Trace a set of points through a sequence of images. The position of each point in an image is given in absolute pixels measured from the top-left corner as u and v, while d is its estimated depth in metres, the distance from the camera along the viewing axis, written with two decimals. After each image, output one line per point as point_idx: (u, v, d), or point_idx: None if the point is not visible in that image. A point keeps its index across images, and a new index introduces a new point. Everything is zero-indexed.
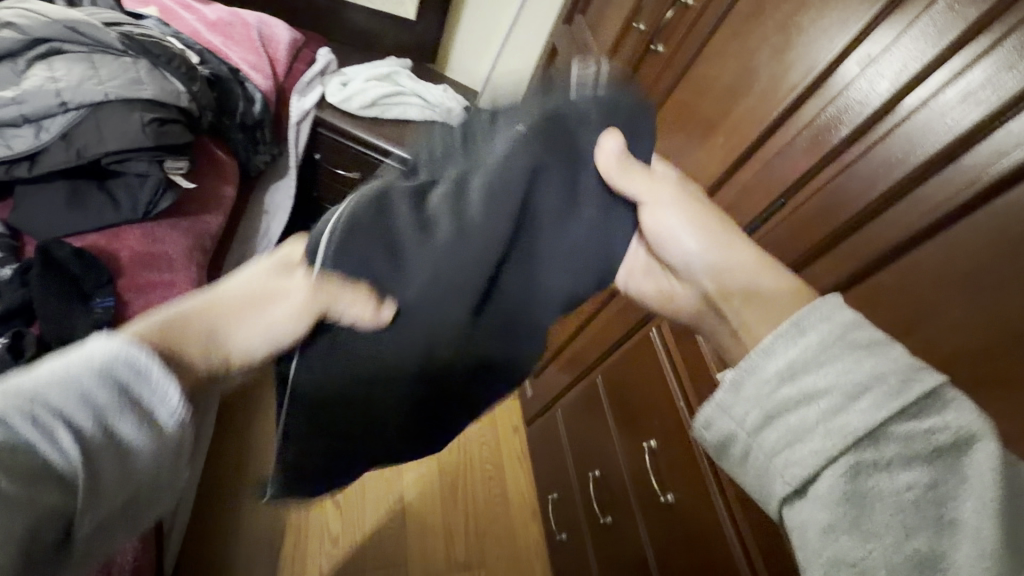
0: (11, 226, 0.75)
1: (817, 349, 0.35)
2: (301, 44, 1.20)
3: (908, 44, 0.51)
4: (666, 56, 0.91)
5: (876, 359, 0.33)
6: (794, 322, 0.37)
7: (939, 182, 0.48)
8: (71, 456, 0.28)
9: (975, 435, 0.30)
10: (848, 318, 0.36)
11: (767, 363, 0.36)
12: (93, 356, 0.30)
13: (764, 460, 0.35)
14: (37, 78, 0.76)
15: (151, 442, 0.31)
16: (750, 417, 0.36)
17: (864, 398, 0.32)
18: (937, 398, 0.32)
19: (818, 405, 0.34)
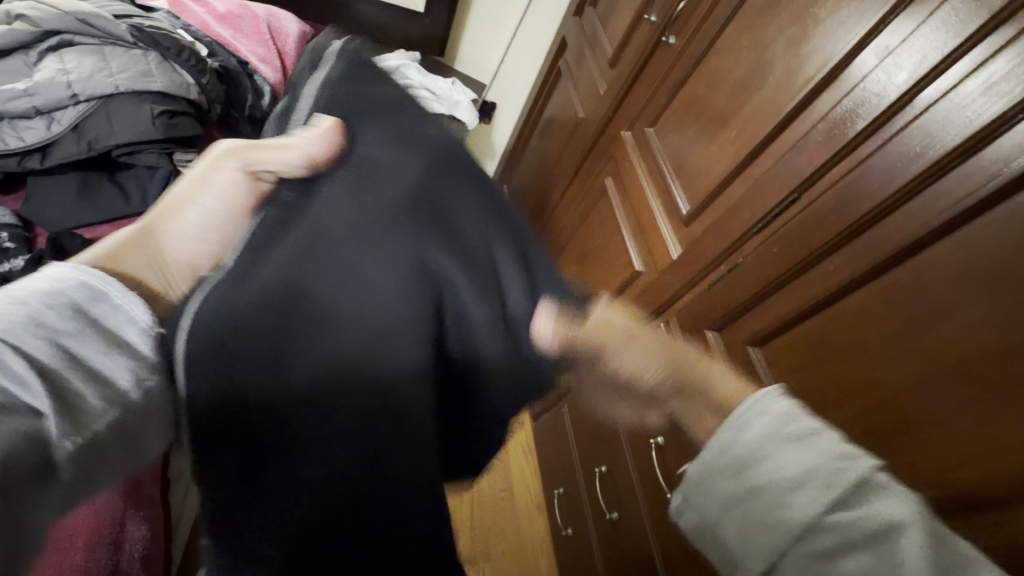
0: (23, 217, 0.75)
1: (755, 445, 0.34)
2: (310, 38, 1.19)
3: (928, 34, 0.50)
4: (677, 49, 0.90)
5: (810, 452, 0.32)
6: (734, 418, 0.36)
7: (957, 177, 0.47)
8: (31, 383, 0.25)
9: (899, 524, 0.29)
10: (783, 410, 0.34)
11: (713, 453, 0.36)
12: (36, 285, 0.28)
13: (728, 551, 0.35)
14: (48, 70, 0.77)
15: (125, 371, 0.29)
16: (709, 512, 0.36)
17: (801, 496, 0.31)
18: (869, 483, 0.31)
19: (761, 502, 0.33)
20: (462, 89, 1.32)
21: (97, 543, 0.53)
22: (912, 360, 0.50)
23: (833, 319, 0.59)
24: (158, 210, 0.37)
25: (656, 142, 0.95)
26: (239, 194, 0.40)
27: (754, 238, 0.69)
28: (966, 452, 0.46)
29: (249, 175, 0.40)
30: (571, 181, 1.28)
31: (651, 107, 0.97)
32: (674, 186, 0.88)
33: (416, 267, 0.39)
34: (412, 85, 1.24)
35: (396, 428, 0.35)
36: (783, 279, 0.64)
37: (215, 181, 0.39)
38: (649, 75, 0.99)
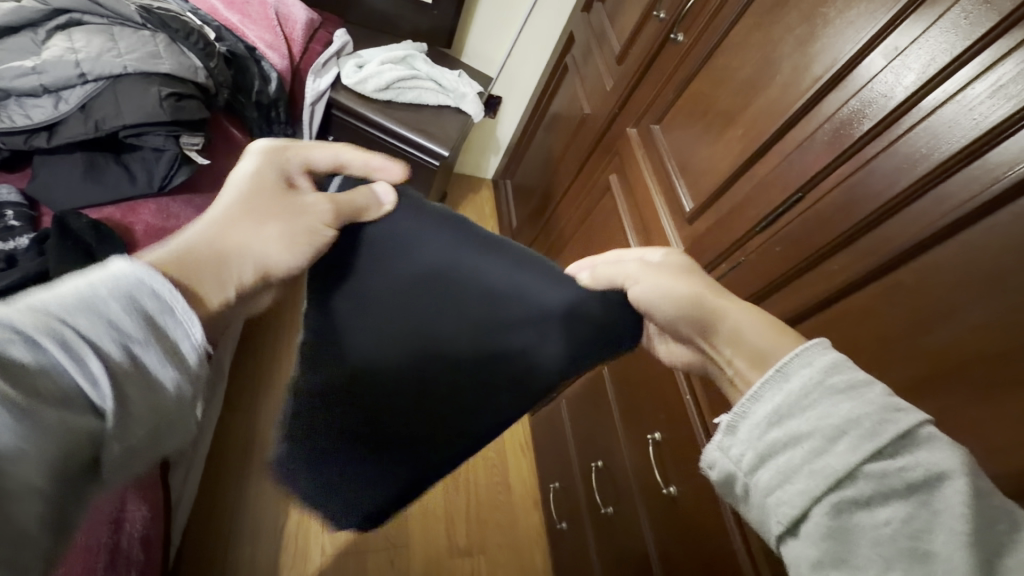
0: (29, 197, 0.76)
1: (799, 393, 0.37)
2: (318, 25, 1.18)
3: (937, 37, 0.50)
4: (686, 46, 0.89)
5: (853, 403, 0.35)
6: (779, 371, 0.39)
7: (962, 180, 0.47)
8: (102, 387, 0.27)
9: (945, 474, 0.31)
10: (826, 363, 0.38)
11: (757, 405, 0.39)
12: (114, 282, 0.30)
13: (757, 492, 0.37)
14: (56, 48, 0.76)
15: (173, 373, 0.31)
16: (745, 457, 0.38)
17: (842, 442, 0.34)
18: (912, 437, 0.33)
19: (803, 447, 0.35)
20: (468, 81, 1.31)
21: (96, 524, 0.55)
22: (913, 360, 0.51)
23: (835, 319, 0.59)
24: (225, 223, 0.42)
25: (661, 139, 0.95)
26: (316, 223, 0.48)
27: (757, 237, 0.70)
28: (970, 451, 0.46)
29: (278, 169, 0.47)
30: (575, 177, 1.28)
31: (657, 104, 0.97)
32: (678, 184, 0.88)
33: (419, 279, 0.53)
34: (419, 76, 1.23)
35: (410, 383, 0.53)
36: (787, 277, 0.64)
37: (280, 202, 0.45)
38: (656, 72, 0.98)
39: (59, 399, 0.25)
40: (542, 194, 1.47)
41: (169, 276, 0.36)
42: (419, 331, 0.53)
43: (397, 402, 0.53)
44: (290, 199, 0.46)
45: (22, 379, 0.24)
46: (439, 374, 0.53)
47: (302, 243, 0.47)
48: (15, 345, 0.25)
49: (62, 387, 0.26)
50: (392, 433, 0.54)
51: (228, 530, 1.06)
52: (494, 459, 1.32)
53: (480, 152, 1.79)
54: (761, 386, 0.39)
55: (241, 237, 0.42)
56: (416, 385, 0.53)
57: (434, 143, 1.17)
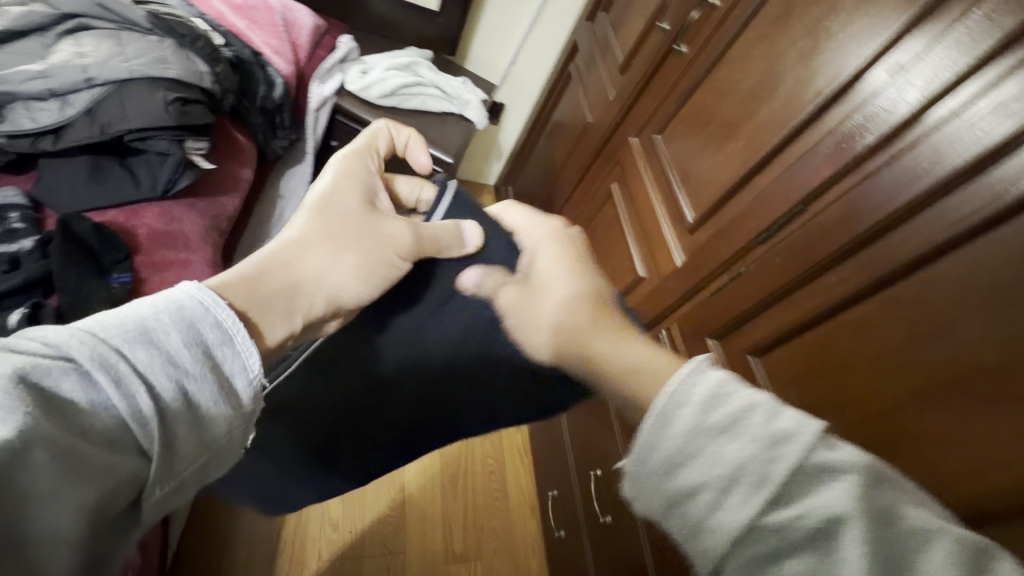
0: (33, 199, 0.76)
1: (684, 440, 0.37)
2: (324, 31, 1.19)
3: (941, 53, 0.50)
4: (690, 57, 0.90)
5: (736, 445, 0.36)
6: (660, 414, 0.38)
7: (963, 195, 0.48)
8: (149, 420, 0.29)
9: (838, 519, 0.32)
10: (702, 401, 0.38)
11: (648, 455, 0.38)
12: (181, 310, 0.33)
13: (674, 537, 0.38)
14: (65, 54, 0.78)
15: (222, 406, 0.33)
16: (654, 504, 0.38)
17: (735, 494, 0.35)
18: (803, 474, 0.34)
19: (703, 499, 0.36)
20: (472, 88, 1.32)
21: None
22: (906, 373, 0.51)
23: (832, 331, 0.59)
24: (302, 244, 0.45)
25: (664, 149, 0.96)
26: (396, 249, 0.50)
27: (758, 248, 0.70)
28: (966, 464, 0.46)
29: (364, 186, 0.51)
30: (577, 185, 1.29)
31: (660, 114, 0.98)
32: (680, 193, 0.88)
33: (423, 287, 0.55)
34: (423, 82, 1.23)
35: (402, 380, 0.55)
36: (786, 289, 0.64)
37: (365, 224, 0.49)
38: (660, 81, 0.99)
39: (99, 437, 0.28)
40: (543, 201, 1.48)
41: (244, 314, 0.38)
42: (417, 332, 0.55)
43: (386, 393, 0.56)
44: (374, 226, 0.49)
45: (67, 418, 0.27)
46: (427, 373, 0.55)
47: (379, 273, 0.49)
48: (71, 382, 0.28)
49: (105, 423, 0.28)
50: (378, 416, 0.57)
51: (224, 534, 1.06)
52: (492, 465, 1.32)
53: (483, 157, 1.80)
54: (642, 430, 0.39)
55: (312, 258, 0.45)
56: (408, 382, 0.55)
57: (438, 150, 1.18)
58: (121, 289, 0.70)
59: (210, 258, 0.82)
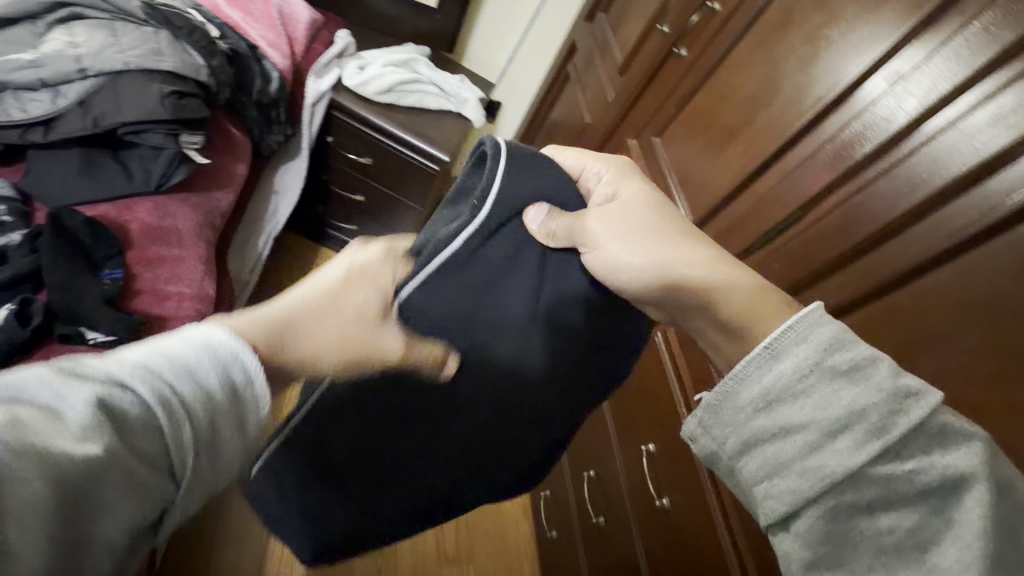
0: (22, 191, 0.74)
1: (793, 377, 0.37)
2: (320, 25, 1.18)
3: (939, 64, 0.51)
4: (689, 61, 0.90)
5: (856, 391, 0.35)
6: (769, 352, 0.38)
7: (960, 205, 0.48)
8: (175, 440, 0.27)
9: (964, 478, 0.31)
10: (825, 341, 0.37)
11: (749, 391, 0.38)
12: (199, 346, 0.30)
13: (744, 477, 0.38)
14: (57, 42, 0.76)
15: (236, 431, 0.31)
16: (732, 441, 0.39)
17: (843, 438, 0.34)
18: (922, 429, 0.33)
19: (798, 440, 0.36)
20: (469, 86, 1.31)
21: None
22: None
23: None
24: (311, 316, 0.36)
25: (662, 152, 0.96)
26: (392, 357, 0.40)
27: (757, 253, 0.70)
28: None
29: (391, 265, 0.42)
30: None
31: (659, 116, 0.98)
32: (678, 196, 0.88)
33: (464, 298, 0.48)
34: (421, 79, 1.22)
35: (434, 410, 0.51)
36: (785, 294, 0.65)
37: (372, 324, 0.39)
38: (659, 84, 0.99)
39: (132, 467, 0.25)
40: None
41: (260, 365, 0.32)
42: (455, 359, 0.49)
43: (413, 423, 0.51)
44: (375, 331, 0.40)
45: (109, 453, 0.24)
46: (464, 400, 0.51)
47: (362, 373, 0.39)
48: (77, 425, 0.24)
49: (133, 450, 0.25)
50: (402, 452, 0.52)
51: (214, 534, 1.04)
52: None
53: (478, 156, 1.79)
54: (750, 369, 0.38)
55: (318, 339, 0.36)
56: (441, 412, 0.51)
57: (435, 148, 1.17)
58: (112, 285, 0.68)
59: (204, 255, 0.80)
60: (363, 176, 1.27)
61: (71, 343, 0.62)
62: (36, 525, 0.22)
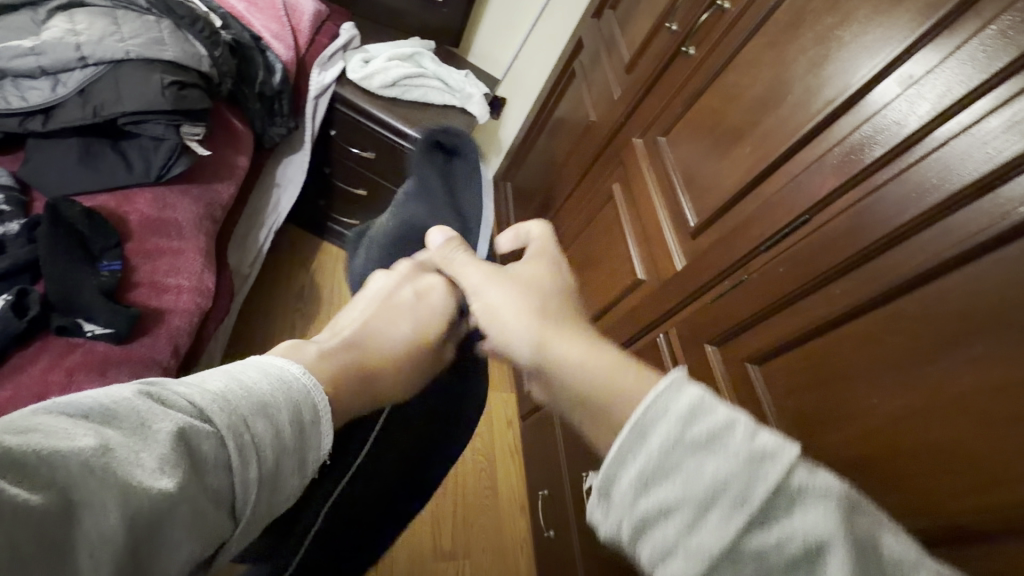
0: (20, 179, 0.74)
1: (662, 455, 0.31)
2: (325, 17, 1.17)
3: (954, 68, 0.50)
4: (697, 60, 0.89)
5: (717, 461, 0.30)
6: (637, 426, 0.32)
7: (971, 214, 0.47)
8: (239, 471, 0.30)
9: (824, 541, 0.28)
10: (683, 411, 0.32)
11: (618, 474, 0.32)
12: (265, 383, 0.35)
13: (640, 569, 0.31)
14: (57, 30, 0.75)
15: (295, 470, 0.35)
16: (619, 531, 0.32)
17: (714, 513, 0.29)
18: (786, 490, 0.29)
19: (675, 521, 0.30)
20: (475, 81, 1.30)
21: None
22: (907, 389, 0.51)
23: (833, 342, 0.59)
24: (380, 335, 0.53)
25: (668, 151, 0.95)
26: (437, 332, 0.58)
27: (761, 256, 0.70)
28: (965, 479, 0.46)
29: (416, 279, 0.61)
30: (577, 184, 1.28)
31: (665, 115, 0.97)
32: (683, 197, 0.88)
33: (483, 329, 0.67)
34: (426, 74, 1.21)
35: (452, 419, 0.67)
36: (789, 299, 0.64)
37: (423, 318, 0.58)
38: (666, 83, 0.98)
39: (200, 497, 0.28)
40: (542, 198, 1.46)
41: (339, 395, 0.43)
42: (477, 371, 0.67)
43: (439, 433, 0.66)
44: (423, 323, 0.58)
45: (179, 487, 0.27)
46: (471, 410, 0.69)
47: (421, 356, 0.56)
48: (157, 454, 0.27)
49: (204, 482, 0.28)
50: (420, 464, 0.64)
51: None
52: (484, 464, 1.31)
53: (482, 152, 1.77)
54: (619, 444, 0.32)
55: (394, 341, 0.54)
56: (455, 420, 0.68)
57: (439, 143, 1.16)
58: (110, 277, 0.68)
59: (204, 247, 0.79)
60: (367, 171, 1.25)
61: (67, 335, 0.62)
62: (104, 556, 0.24)
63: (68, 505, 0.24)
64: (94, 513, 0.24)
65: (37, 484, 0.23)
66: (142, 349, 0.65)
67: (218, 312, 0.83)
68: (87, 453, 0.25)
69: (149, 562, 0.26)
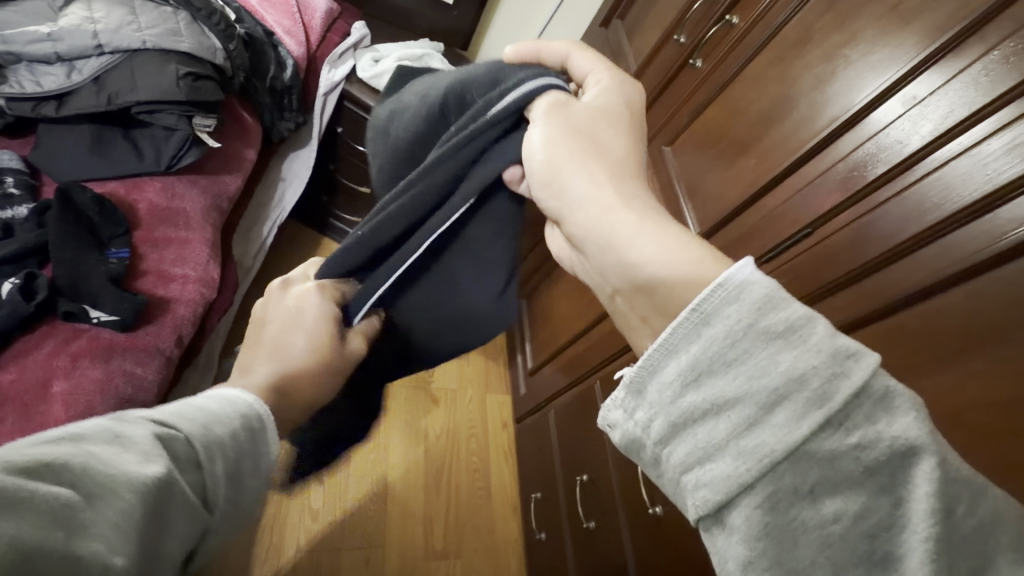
0: (30, 164, 0.74)
1: (725, 345, 0.29)
2: (337, 15, 1.18)
3: (957, 90, 0.51)
4: (704, 72, 0.90)
5: (795, 354, 0.28)
6: (695, 315, 0.30)
7: (966, 235, 0.49)
8: (215, 468, 0.30)
9: (913, 449, 0.26)
10: (757, 300, 0.29)
11: (669, 359, 0.31)
12: (208, 399, 0.34)
13: (676, 468, 0.30)
14: (74, 17, 0.75)
15: (257, 476, 0.34)
16: (656, 424, 0.31)
17: (781, 411, 0.28)
18: (866, 395, 0.27)
19: (732, 417, 0.29)
20: None
21: None
22: None
23: None
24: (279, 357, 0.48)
25: (672, 160, 0.96)
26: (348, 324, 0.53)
27: (763, 266, 0.71)
28: None
29: (291, 293, 0.52)
30: None
31: (671, 125, 0.98)
32: (686, 206, 0.89)
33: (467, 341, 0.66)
34: None
35: None
36: None
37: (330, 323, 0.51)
38: (672, 93, 0.99)
39: (187, 492, 0.27)
40: None
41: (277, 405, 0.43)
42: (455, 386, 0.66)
43: None
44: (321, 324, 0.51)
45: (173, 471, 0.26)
46: None
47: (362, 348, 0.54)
48: (139, 450, 0.26)
49: (185, 479, 0.28)
50: None
51: None
52: (476, 463, 1.31)
53: None
54: (675, 330, 0.31)
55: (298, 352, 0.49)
56: None
57: None
58: (119, 265, 0.68)
59: (210, 238, 0.79)
60: None
61: (74, 321, 0.62)
62: (124, 535, 0.23)
63: (86, 496, 0.23)
64: (108, 501, 0.23)
65: (55, 483, 0.22)
66: (148, 337, 0.65)
67: (222, 304, 0.82)
68: (78, 454, 0.24)
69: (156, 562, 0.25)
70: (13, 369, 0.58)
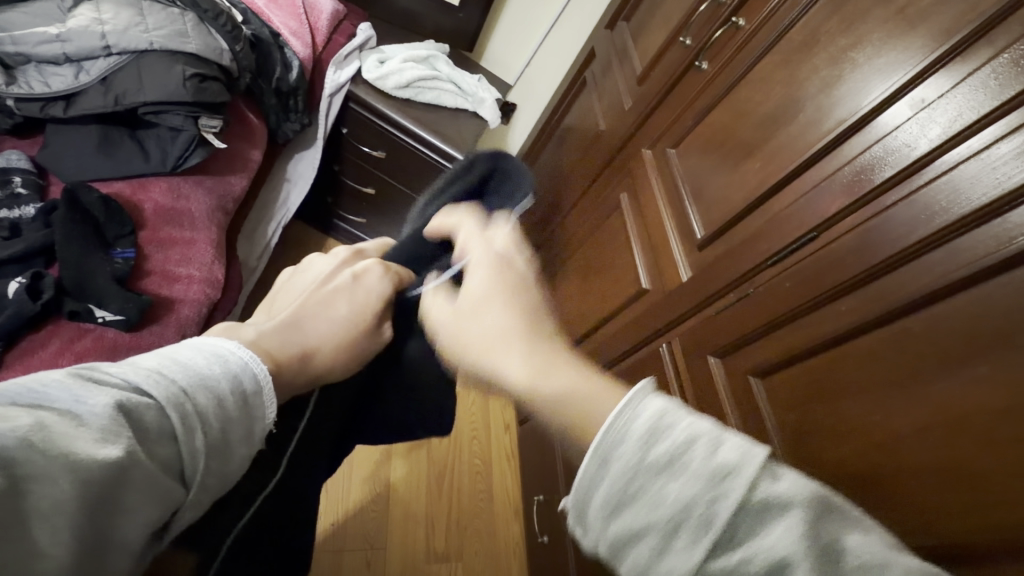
0: (38, 164, 0.74)
1: (629, 479, 0.33)
2: (342, 17, 1.19)
3: (965, 94, 0.51)
4: (709, 75, 0.90)
5: (681, 484, 0.32)
6: (609, 446, 0.34)
7: (974, 239, 0.48)
8: (186, 438, 0.29)
9: (787, 561, 0.30)
10: (643, 433, 0.34)
11: (589, 491, 0.34)
12: (195, 355, 0.32)
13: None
14: (83, 18, 0.75)
15: (244, 445, 0.33)
16: (598, 547, 0.35)
17: (680, 538, 0.32)
18: (749, 506, 0.31)
19: (647, 544, 0.33)
20: (488, 87, 1.31)
21: None
22: (916, 408, 0.51)
23: (841, 356, 0.59)
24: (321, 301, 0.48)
25: (677, 163, 0.96)
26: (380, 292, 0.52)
27: (767, 270, 0.70)
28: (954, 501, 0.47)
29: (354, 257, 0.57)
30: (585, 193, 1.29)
31: (676, 127, 0.98)
32: (691, 209, 0.89)
33: None
34: (439, 76, 1.23)
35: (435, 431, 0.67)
36: (795, 314, 0.65)
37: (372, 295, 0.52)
38: (677, 96, 0.99)
39: (148, 468, 0.27)
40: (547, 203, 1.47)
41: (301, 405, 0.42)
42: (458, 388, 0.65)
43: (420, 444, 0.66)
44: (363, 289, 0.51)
45: (128, 454, 0.26)
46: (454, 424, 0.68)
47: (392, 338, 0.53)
48: (96, 428, 0.25)
49: (150, 454, 0.28)
50: None
51: None
52: (478, 465, 1.31)
53: None
54: (585, 470, 0.34)
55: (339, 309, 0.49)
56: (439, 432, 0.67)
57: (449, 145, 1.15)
58: (124, 264, 0.68)
59: (215, 239, 0.80)
60: (376, 170, 1.26)
61: (78, 320, 0.62)
62: (65, 523, 0.23)
63: (15, 482, 0.22)
64: (44, 487, 0.23)
65: None
66: (152, 337, 0.66)
67: (226, 305, 0.83)
68: (23, 430, 0.23)
69: (105, 544, 0.26)
70: (19, 367, 0.58)
